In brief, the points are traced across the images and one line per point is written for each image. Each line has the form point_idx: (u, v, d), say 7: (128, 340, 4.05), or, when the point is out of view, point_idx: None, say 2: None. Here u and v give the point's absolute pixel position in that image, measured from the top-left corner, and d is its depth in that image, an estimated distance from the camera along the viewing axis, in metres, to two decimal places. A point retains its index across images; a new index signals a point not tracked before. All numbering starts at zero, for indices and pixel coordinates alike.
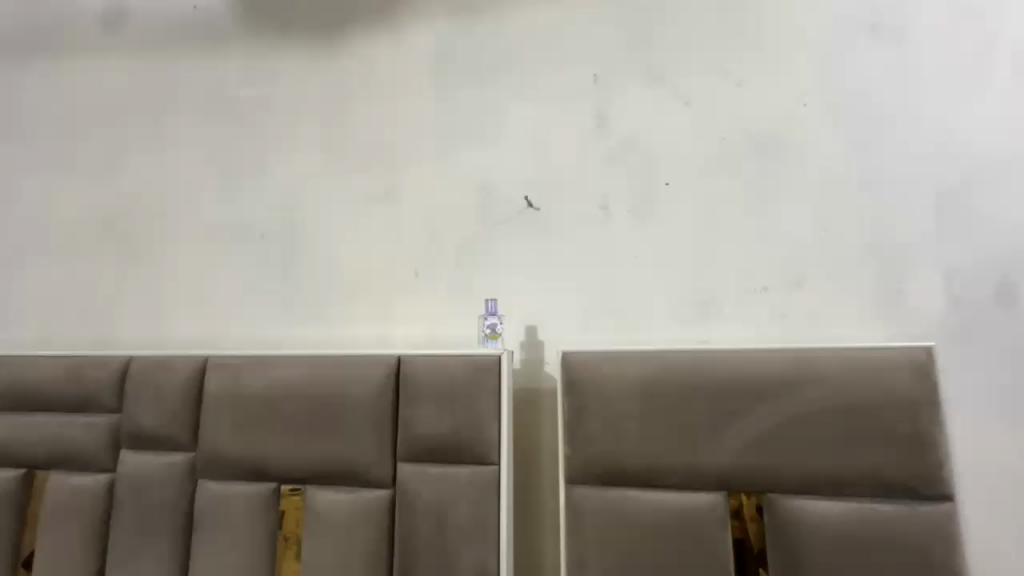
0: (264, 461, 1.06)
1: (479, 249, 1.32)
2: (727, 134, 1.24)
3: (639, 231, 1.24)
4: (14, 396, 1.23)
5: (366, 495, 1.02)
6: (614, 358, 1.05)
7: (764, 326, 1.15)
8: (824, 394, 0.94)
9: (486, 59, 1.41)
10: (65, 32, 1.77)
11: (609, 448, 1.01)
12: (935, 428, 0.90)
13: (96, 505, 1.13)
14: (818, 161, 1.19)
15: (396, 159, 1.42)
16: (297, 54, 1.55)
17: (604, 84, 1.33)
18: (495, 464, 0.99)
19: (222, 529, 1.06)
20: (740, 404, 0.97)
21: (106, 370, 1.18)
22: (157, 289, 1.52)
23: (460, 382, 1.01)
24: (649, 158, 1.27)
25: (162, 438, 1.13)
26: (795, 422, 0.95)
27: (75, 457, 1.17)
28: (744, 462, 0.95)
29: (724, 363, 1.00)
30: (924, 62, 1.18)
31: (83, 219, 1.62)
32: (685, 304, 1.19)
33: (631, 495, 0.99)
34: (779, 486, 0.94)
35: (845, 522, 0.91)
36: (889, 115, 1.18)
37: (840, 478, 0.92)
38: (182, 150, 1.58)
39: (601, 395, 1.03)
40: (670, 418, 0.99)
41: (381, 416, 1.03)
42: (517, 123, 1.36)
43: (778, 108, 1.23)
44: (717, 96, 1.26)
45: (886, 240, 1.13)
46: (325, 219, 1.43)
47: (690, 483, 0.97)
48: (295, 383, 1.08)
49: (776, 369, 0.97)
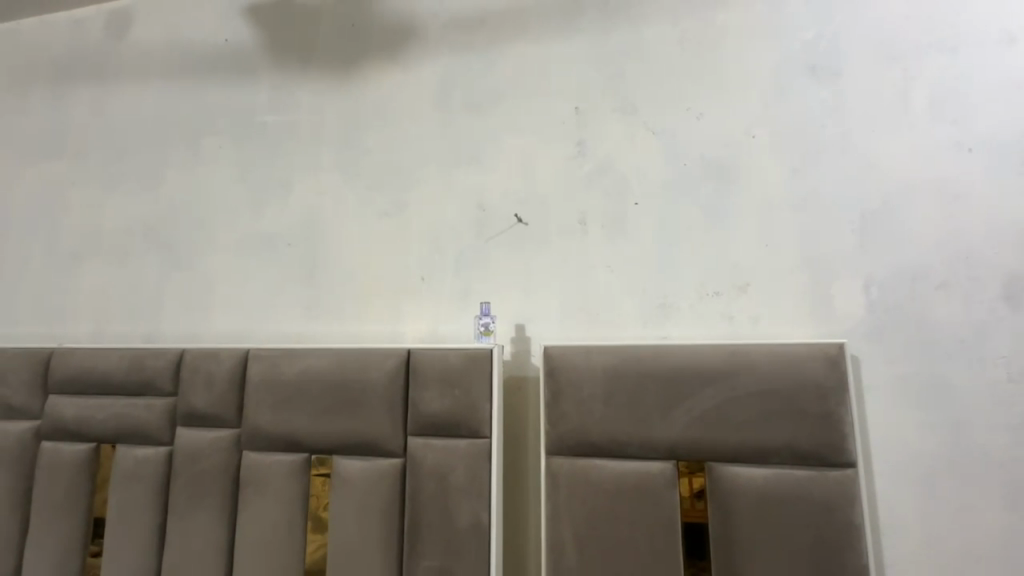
0: (298, 435, 1.29)
1: (475, 258, 1.54)
2: (688, 161, 1.45)
3: (610, 243, 1.46)
4: (85, 381, 1.46)
5: (382, 462, 1.24)
6: (586, 351, 1.27)
7: (714, 325, 1.37)
8: (754, 380, 1.16)
9: (483, 92, 1.62)
10: (110, 61, 1.99)
11: (581, 424, 1.23)
12: (841, 408, 1.12)
13: (157, 472, 1.37)
14: (763, 185, 1.40)
15: (404, 178, 1.63)
16: (317, 84, 1.77)
17: (583, 116, 1.54)
18: (487, 437, 1.21)
19: (262, 491, 1.29)
20: (687, 388, 1.19)
21: (163, 360, 1.41)
22: (196, 290, 1.74)
23: (458, 370, 1.23)
24: (621, 181, 1.48)
25: (212, 416, 1.36)
26: (730, 403, 1.17)
27: (138, 432, 1.40)
28: (689, 436, 1.17)
29: (675, 354, 1.22)
30: (854, 99, 1.39)
31: (131, 229, 1.85)
32: (649, 306, 1.41)
33: (598, 463, 1.21)
34: (716, 454, 1.16)
35: (768, 484, 1.12)
36: (824, 146, 1.38)
37: (765, 449, 1.14)
38: (217, 168, 1.81)
39: (575, 381, 1.25)
40: (629, 400, 1.21)
41: (394, 398, 1.26)
42: (509, 148, 1.57)
43: (731, 139, 1.44)
44: (680, 128, 1.47)
45: (817, 252, 1.34)
46: (343, 230, 1.65)
47: (646, 453, 1.20)
48: (323, 371, 1.30)
49: (717, 360, 1.19)
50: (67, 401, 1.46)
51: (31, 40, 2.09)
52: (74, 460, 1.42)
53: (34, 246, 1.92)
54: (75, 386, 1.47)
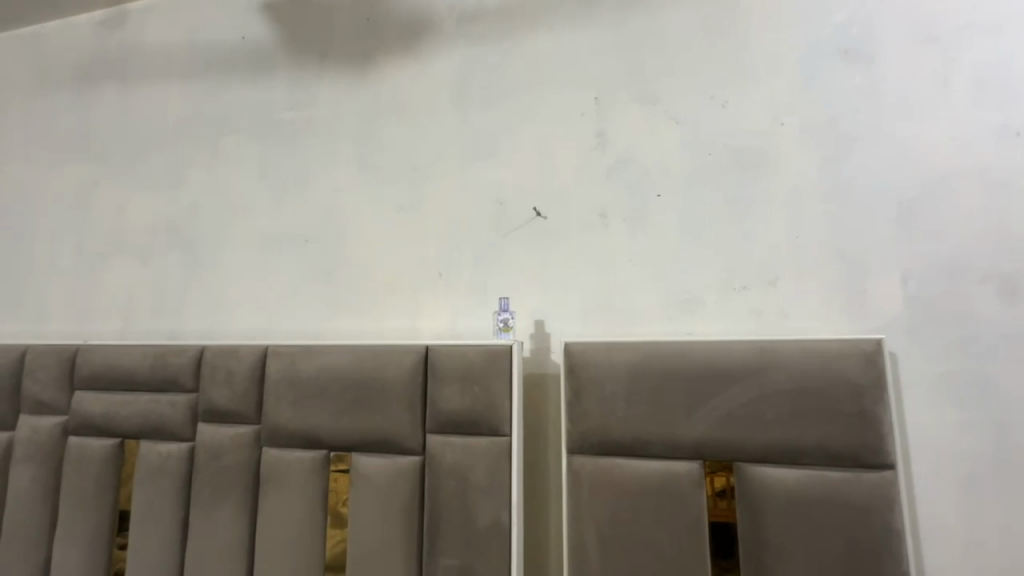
0: (317, 432, 1.29)
1: (493, 253, 1.52)
2: (712, 150, 1.40)
3: (632, 237, 1.42)
4: (110, 378, 1.48)
5: (401, 460, 1.23)
6: (608, 348, 1.23)
7: (741, 320, 1.32)
8: (784, 378, 1.12)
9: (500, 85, 1.59)
10: (132, 62, 2.02)
11: (603, 423, 1.20)
12: (878, 407, 1.07)
13: (180, 468, 1.38)
14: (792, 174, 1.35)
15: (420, 174, 1.62)
16: (334, 79, 1.76)
17: (603, 106, 1.50)
18: (507, 435, 1.19)
19: (283, 488, 1.29)
20: (713, 386, 1.15)
21: (184, 357, 1.42)
22: (217, 288, 1.76)
23: (477, 368, 1.21)
24: (642, 173, 1.44)
25: (232, 413, 1.36)
26: (759, 401, 1.12)
27: (161, 428, 1.41)
28: (716, 435, 1.13)
29: (700, 351, 1.18)
30: (889, 84, 1.32)
31: (155, 227, 1.87)
32: (672, 301, 1.37)
33: (621, 462, 1.18)
34: (745, 455, 1.12)
35: (800, 486, 1.08)
36: (856, 134, 1.32)
37: (797, 449, 1.09)
38: (236, 166, 1.82)
39: (597, 379, 1.22)
40: (653, 397, 1.18)
41: (413, 395, 1.24)
42: (526, 141, 1.54)
43: (758, 127, 1.38)
44: (703, 117, 1.42)
45: (849, 244, 1.29)
46: (360, 226, 1.64)
47: (671, 453, 1.16)
48: (341, 368, 1.29)
49: (745, 357, 1.15)
50: (93, 397, 1.48)
51: (56, 43, 2.12)
52: (101, 455, 1.45)
53: (62, 245, 1.96)
54: (101, 383, 1.49)
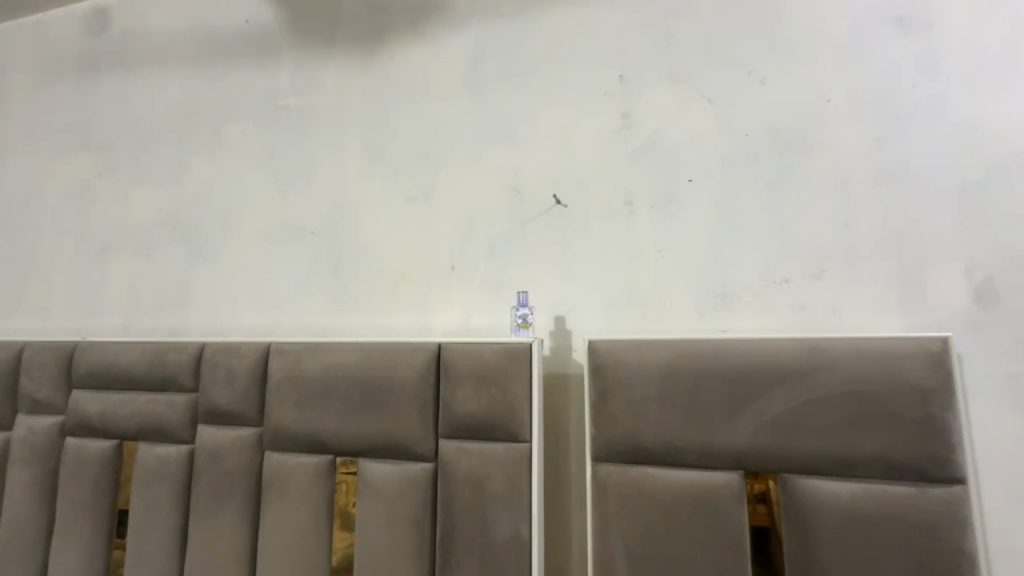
0: (322, 436, 1.20)
1: (510, 245, 1.42)
2: (749, 131, 1.28)
3: (660, 226, 1.31)
4: (107, 376, 1.40)
5: (412, 467, 1.13)
6: (637, 346, 1.13)
7: (782, 316, 1.21)
8: (836, 380, 1.00)
9: (517, 65, 1.49)
10: (135, 49, 1.95)
11: (632, 428, 1.09)
12: (946, 414, 0.95)
13: (179, 471, 1.30)
14: (839, 156, 1.22)
15: (432, 161, 1.52)
16: (342, 63, 1.67)
17: (628, 85, 1.39)
18: (527, 441, 1.09)
19: (286, 495, 1.20)
20: (755, 388, 1.04)
21: (183, 355, 1.34)
22: (221, 282, 1.68)
23: (493, 368, 1.11)
24: (672, 156, 1.33)
25: (233, 414, 1.28)
26: (808, 406, 1.01)
27: (160, 429, 1.34)
28: (759, 443, 1.02)
29: (740, 350, 1.07)
30: (950, 55, 1.19)
31: (157, 220, 1.80)
32: (706, 295, 1.26)
33: (652, 472, 1.08)
34: (792, 465, 1.01)
35: (856, 501, 0.97)
36: (912, 110, 1.20)
37: (852, 459, 0.98)
38: (240, 156, 1.74)
39: (625, 380, 1.11)
40: (688, 401, 1.07)
41: (424, 397, 1.15)
42: (545, 124, 1.44)
43: (800, 105, 1.26)
44: (739, 95, 1.30)
45: (905, 232, 1.16)
46: (369, 216, 1.55)
47: (708, 462, 1.05)
48: (348, 367, 1.20)
49: (792, 357, 1.03)
50: (90, 396, 1.41)
51: (58, 32, 2.06)
52: (98, 457, 1.38)
53: (65, 238, 1.90)
54: (99, 381, 1.41)
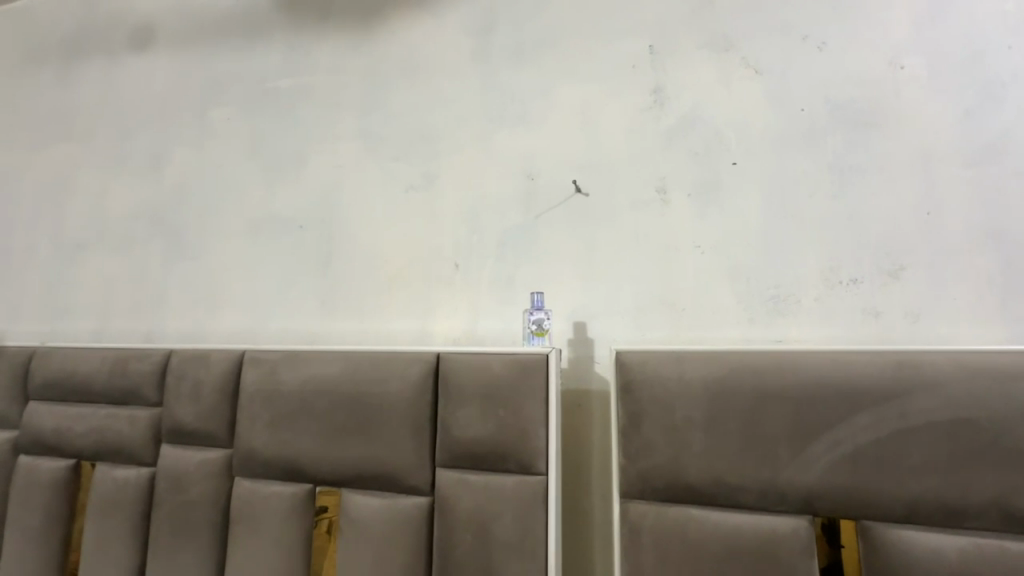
0: (299, 462, 1.01)
1: (523, 240, 1.23)
2: (807, 105, 1.09)
3: (700, 217, 1.12)
4: (64, 388, 1.24)
5: (404, 502, 0.95)
6: (677, 359, 0.93)
7: (851, 324, 1.00)
8: (936, 405, 0.80)
9: (531, 37, 1.31)
10: (121, 32, 1.82)
11: (672, 460, 0.90)
12: None
13: (138, 499, 1.12)
14: (918, 133, 1.02)
15: (434, 145, 1.35)
16: (337, 41, 1.51)
17: (660, 57, 1.20)
18: (542, 474, 0.89)
19: (256, 531, 1.02)
20: (829, 413, 0.84)
21: (147, 363, 1.17)
22: (201, 283, 1.52)
23: (502, 384, 0.92)
24: (713, 137, 1.14)
25: (199, 434, 1.10)
26: (899, 437, 0.80)
27: (119, 449, 1.16)
28: (836, 482, 0.82)
29: (809, 365, 0.86)
30: None
31: (137, 214, 1.65)
32: (757, 298, 1.06)
33: (697, 514, 0.88)
34: (879, 511, 0.80)
35: (962, 561, 0.76)
36: (1011, 78, 0.99)
37: (959, 507, 0.77)
38: (226, 144, 1.58)
39: (662, 400, 0.91)
40: (743, 428, 0.87)
41: (419, 418, 0.96)
42: (564, 103, 1.26)
43: (869, 73, 1.06)
44: (794, 63, 1.11)
45: (1006, 222, 0.96)
46: (364, 209, 1.38)
47: (768, 504, 0.85)
48: (330, 380, 1.01)
49: (875, 375, 0.83)
50: (45, 409, 1.25)
51: (43, 18, 1.93)
52: (51, 479, 1.20)
53: (41, 234, 1.75)
54: (54, 392, 1.25)
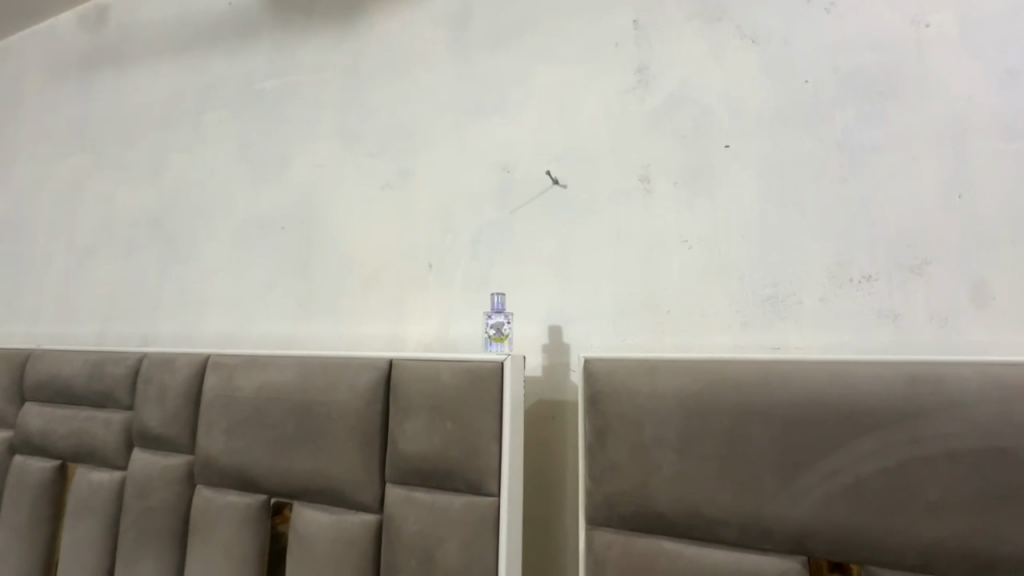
0: (252, 472, 0.97)
1: (497, 238, 1.15)
2: (812, 75, 0.94)
3: (687, 207, 0.99)
4: (52, 389, 1.26)
5: (351, 519, 0.88)
6: (649, 369, 0.82)
7: (864, 329, 0.86)
8: (959, 431, 0.65)
9: (510, 20, 1.23)
10: (129, 44, 1.87)
11: (641, 484, 0.78)
12: None
13: (110, 503, 1.12)
14: (948, 102, 0.86)
15: (410, 140, 1.28)
16: (320, 38, 1.48)
17: (645, 32, 1.08)
18: (493, 495, 0.80)
19: (211, 542, 0.99)
20: (825, 435, 0.70)
21: (122, 367, 1.17)
22: (192, 287, 1.52)
23: (451, 395, 0.84)
24: (704, 118, 1.01)
25: (164, 439, 1.08)
26: (912, 467, 0.66)
27: (95, 452, 1.16)
28: (833, 519, 0.68)
29: (802, 378, 0.73)
30: None
31: (138, 219, 1.68)
32: (752, 299, 0.92)
33: (669, 548, 0.77)
34: (887, 557, 0.66)
35: None
36: None
37: (988, 558, 0.62)
38: (217, 147, 1.58)
39: (631, 415, 0.81)
40: (723, 451, 0.75)
41: (368, 430, 0.89)
42: (543, 88, 1.16)
43: (887, 36, 0.91)
44: (797, 30, 0.97)
45: None
46: (341, 208, 1.34)
47: (752, 541, 0.72)
48: (283, 387, 0.97)
49: (883, 391, 0.69)
50: (35, 410, 1.27)
51: (65, 34, 2.02)
52: (38, 480, 1.23)
53: (57, 241, 1.82)
54: (43, 394, 1.27)
